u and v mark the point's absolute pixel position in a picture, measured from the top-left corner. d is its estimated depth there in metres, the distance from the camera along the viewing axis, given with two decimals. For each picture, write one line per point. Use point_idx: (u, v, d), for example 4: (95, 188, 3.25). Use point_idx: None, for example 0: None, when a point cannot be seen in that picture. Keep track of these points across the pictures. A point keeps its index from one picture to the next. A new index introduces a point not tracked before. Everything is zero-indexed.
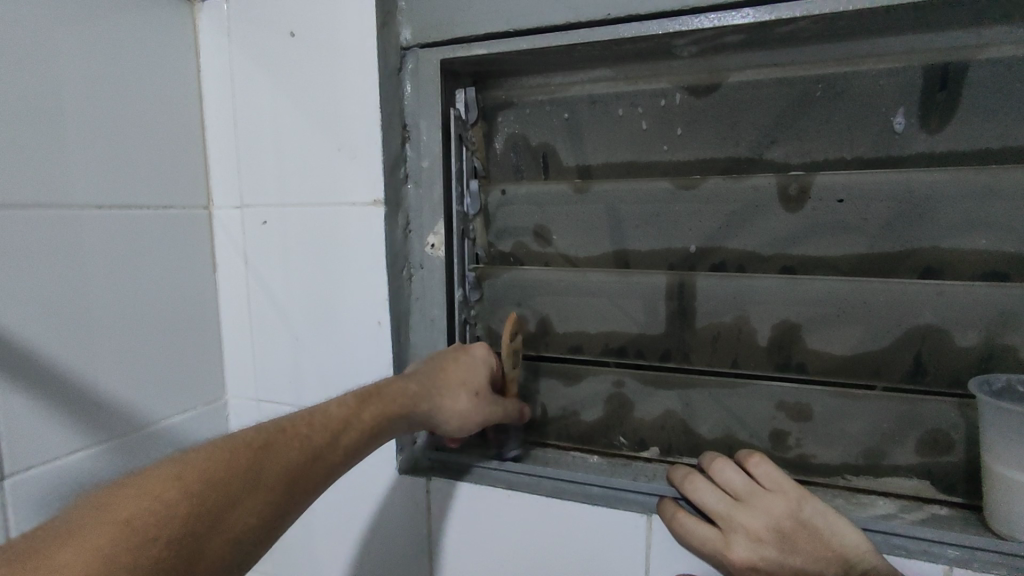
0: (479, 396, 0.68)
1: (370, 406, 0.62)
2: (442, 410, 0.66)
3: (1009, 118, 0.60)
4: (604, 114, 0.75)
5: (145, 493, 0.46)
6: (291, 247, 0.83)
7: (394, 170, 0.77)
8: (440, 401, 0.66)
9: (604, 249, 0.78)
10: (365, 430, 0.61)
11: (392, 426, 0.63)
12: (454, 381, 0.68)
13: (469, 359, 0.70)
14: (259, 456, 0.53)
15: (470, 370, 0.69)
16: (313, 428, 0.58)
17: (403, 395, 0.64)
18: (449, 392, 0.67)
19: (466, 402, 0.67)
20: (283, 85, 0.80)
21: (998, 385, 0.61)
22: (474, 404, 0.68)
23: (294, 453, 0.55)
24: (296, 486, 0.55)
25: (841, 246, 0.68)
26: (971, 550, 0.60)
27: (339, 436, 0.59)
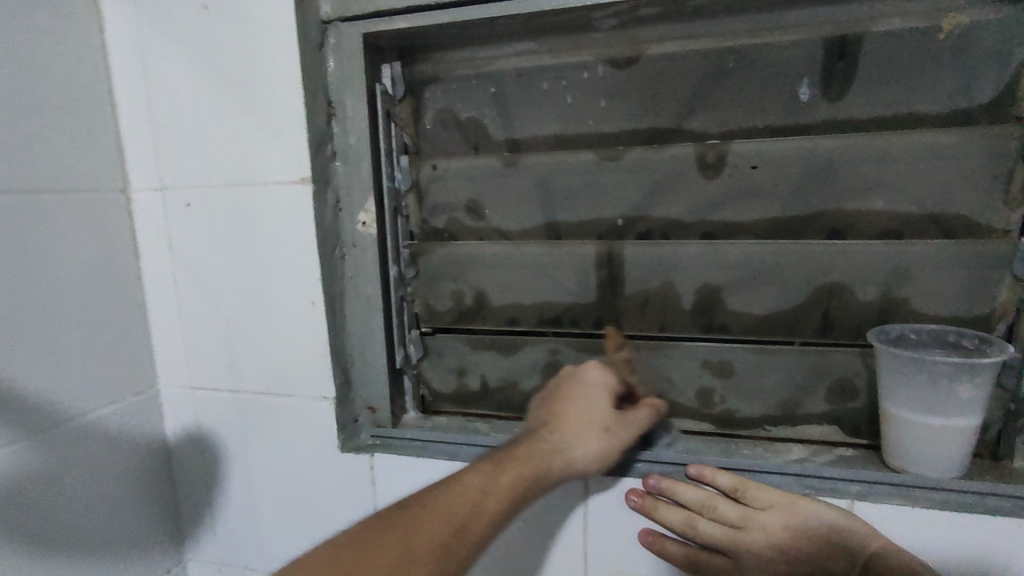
0: (610, 431, 0.67)
1: (498, 474, 0.62)
2: (578, 456, 0.66)
3: (899, 87, 0.65)
4: (530, 88, 0.76)
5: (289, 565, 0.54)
6: (218, 230, 0.81)
7: (320, 147, 0.76)
8: (567, 448, 0.66)
9: (535, 221, 0.79)
10: (510, 491, 0.62)
11: (537, 486, 0.63)
12: (578, 424, 0.67)
13: (586, 394, 0.70)
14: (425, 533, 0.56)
15: (591, 407, 0.68)
16: (466, 494, 0.61)
17: (532, 453, 0.65)
18: (580, 435, 0.66)
19: (603, 437, 0.67)
20: (199, 61, 0.77)
21: (893, 333, 0.67)
22: (606, 440, 0.67)
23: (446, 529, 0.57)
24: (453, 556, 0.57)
25: (756, 211, 0.71)
26: (870, 485, 0.65)
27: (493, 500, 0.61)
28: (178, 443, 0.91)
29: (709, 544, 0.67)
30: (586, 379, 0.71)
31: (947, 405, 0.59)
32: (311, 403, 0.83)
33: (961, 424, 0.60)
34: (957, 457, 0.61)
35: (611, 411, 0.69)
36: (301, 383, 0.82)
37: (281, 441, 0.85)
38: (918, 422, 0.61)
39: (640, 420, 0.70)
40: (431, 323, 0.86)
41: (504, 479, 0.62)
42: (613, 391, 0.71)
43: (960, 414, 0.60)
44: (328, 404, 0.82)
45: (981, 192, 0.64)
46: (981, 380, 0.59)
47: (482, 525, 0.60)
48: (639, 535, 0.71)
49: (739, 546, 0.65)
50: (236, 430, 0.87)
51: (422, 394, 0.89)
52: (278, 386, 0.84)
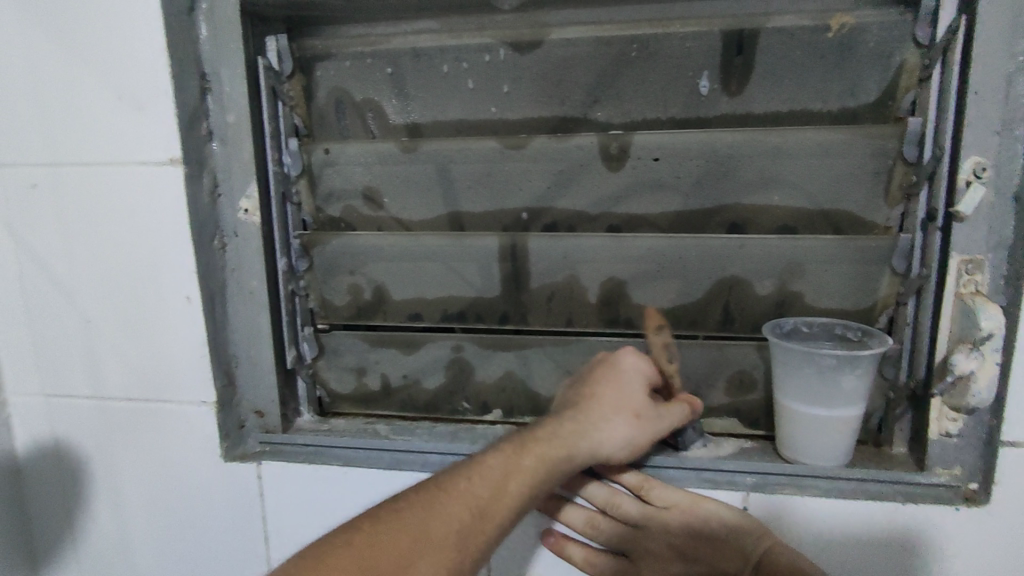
0: (640, 418, 0.63)
1: (524, 455, 0.59)
2: (603, 442, 0.62)
3: (791, 83, 0.66)
4: (429, 69, 0.71)
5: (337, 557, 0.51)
6: (73, 215, 0.71)
7: (193, 125, 0.68)
8: (596, 432, 0.62)
9: (437, 211, 0.75)
10: (534, 474, 0.59)
11: (559, 467, 0.59)
12: (604, 407, 0.63)
13: (619, 381, 0.65)
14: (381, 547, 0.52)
15: (636, 387, 0.65)
16: (472, 493, 0.56)
17: (552, 434, 0.61)
18: (605, 419, 0.62)
19: (636, 421, 0.63)
20: (44, 20, 0.67)
21: (787, 327, 0.69)
22: (636, 426, 0.63)
23: (408, 541, 0.53)
24: (468, 542, 0.54)
25: (659, 204, 0.71)
26: (763, 475, 0.66)
27: (510, 489, 0.58)
28: (28, 458, 0.80)
29: (613, 546, 0.66)
30: (622, 362, 0.66)
31: (833, 398, 0.61)
32: (188, 409, 0.74)
33: (846, 415, 0.62)
34: (842, 447, 0.63)
35: (645, 398, 0.65)
36: (176, 388, 0.74)
37: (156, 451, 0.77)
38: (807, 413, 0.63)
39: (671, 417, 0.65)
40: (328, 320, 0.80)
41: (531, 461, 0.59)
42: (647, 379, 0.66)
43: (844, 405, 0.61)
44: (209, 408, 0.74)
45: (865, 189, 0.66)
46: (864, 372, 0.60)
47: (501, 513, 0.57)
48: (542, 535, 0.69)
49: (639, 547, 0.65)
50: (101, 442, 0.78)
51: (318, 395, 0.82)
52: (150, 390, 0.75)
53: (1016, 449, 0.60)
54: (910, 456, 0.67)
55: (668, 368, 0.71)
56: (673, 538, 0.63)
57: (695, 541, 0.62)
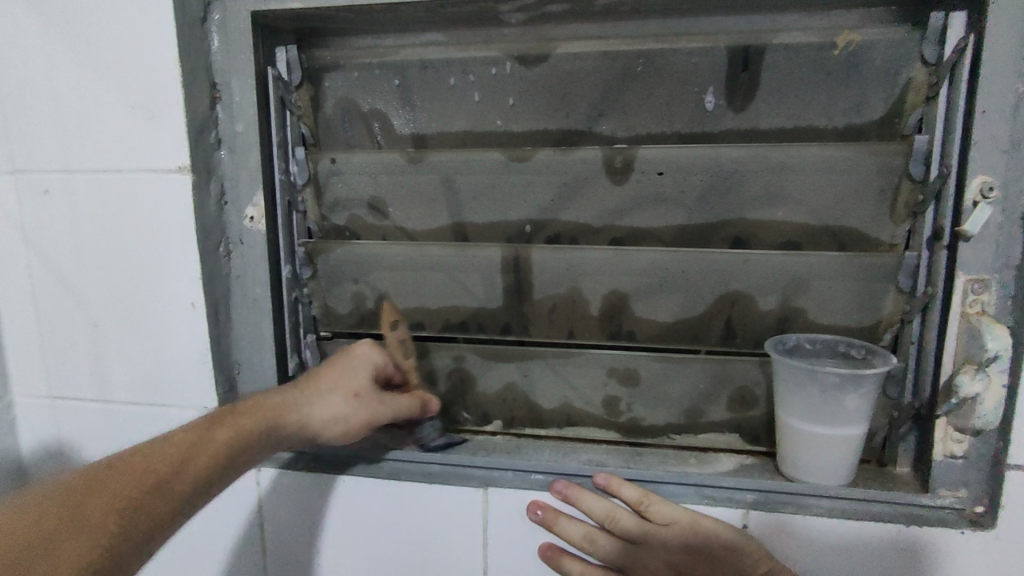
0: (359, 398, 0.65)
1: (226, 423, 0.58)
2: (312, 419, 0.62)
3: (797, 100, 0.66)
4: (436, 81, 0.72)
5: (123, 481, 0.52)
6: (82, 220, 0.72)
7: (202, 133, 0.69)
8: (308, 408, 0.62)
9: (441, 222, 0.76)
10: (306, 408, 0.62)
11: (255, 441, 0.59)
12: (326, 386, 0.64)
13: (349, 364, 0.66)
14: (176, 464, 0.54)
15: (347, 372, 0.65)
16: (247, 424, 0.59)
17: (275, 411, 0.61)
18: (322, 397, 0.63)
19: (348, 400, 0.64)
20: (59, 28, 0.68)
21: (790, 343, 0.69)
22: (354, 407, 0.64)
23: (170, 462, 0.54)
24: (179, 475, 0.54)
25: (663, 218, 0.71)
26: (766, 494, 0.65)
27: (288, 418, 0.61)
28: (32, 458, 0.81)
29: (609, 561, 0.65)
30: (356, 351, 0.68)
31: (834, 416, 0.60)
32: (190, 414, 0.75)
33: (848, 435, 0.61)
34: (844, 467, 0.63)
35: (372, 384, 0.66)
36: (178, 393, 0.75)
37: None
38: (809, 431, 0.62)
39: (398, 408, 0.68)
40: (331, 327, 0.81)
41: (230, 434, 0.58)
42: (378, 366, 0.68)
43: (847, 424, 0.61)
44: (210, 414, 0.74)
45: (871, 207, 0.66)
46: (867, 392, 0.60)
47: (199, 466, 0.55)
48: (539, 550, 0.68)
49: (636, 563, 0.64)
50: (103, 445, 0.78)
51: None
52: (153, 395, 0.75)
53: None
54: (913, 477, 0.66)
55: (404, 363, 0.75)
56: (671, 555, 0.62)
57: (694, 560, 0.61)
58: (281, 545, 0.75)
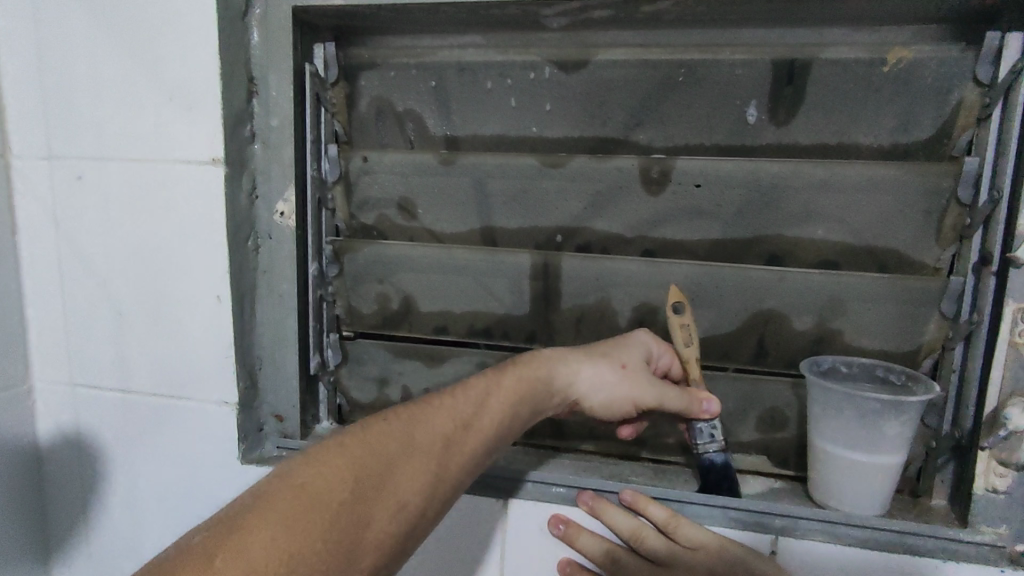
0: (627, 368, 0.61)
1: (511, 378, 0.57)
2: (578, 384, 0.60)
3: (842, 116, 0.64)
4: (473, 84, 0.71)
5: (324, 476, 0.46)
6: (113, 209, 0.72)
7: (237, 126, 0.69)
8: (575, 378, 0.60)
9: (471, 225, 0.75)
10: (507, 400, 0.55)
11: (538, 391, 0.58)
12: (609, 356, 0.62)
13: (626, 342, 0.64)
14: (366, 458, 0.47)
15: (643, 354, 0.63)
16: (457, 407, 0.53)
17: (533, 393, 0.57)
18: (590, 363, 0.61)
19: (618, 370, 0.61)
20: (103, 16, 0.68)
21: (825, 365, 0.66)
22: (622, 373, 0.61)
23: (435, 447, 0.50)
24: (450, 465, 0.50)
25: (697, 231, 0.69)
26: (795, 519, 0.63)
27: (485, 414, 0.54)
28: (50, 445, 0.81)
29: None
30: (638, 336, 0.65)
31: (874, 443, 0.58)
32: (210, 409, 0.74)
33: (888, 464, 0.59)
34: (882, 496, 0.60)
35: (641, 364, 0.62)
36: (199, 386, 0.74)
37: (173, 448, 0.76)
38: (846, 458, 0.60)
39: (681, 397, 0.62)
40: (353, 327, 0.80)
41: (503, 401, 0.55)
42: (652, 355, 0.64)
43: (887, 453, 0.58)
44: (230, 409, 0.73)
45: (915, 228, 0.64)
46: (908, 420, 0.58)
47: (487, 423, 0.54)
48: (558, 564, 0.67)
49: None
50: (121, 435, 0.78)
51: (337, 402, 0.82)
52: (174, 387, 0.75)
53: None
54: (950, 510, 0.63)
55: (684, 352, 0.64)
56: None
57: None
58: None
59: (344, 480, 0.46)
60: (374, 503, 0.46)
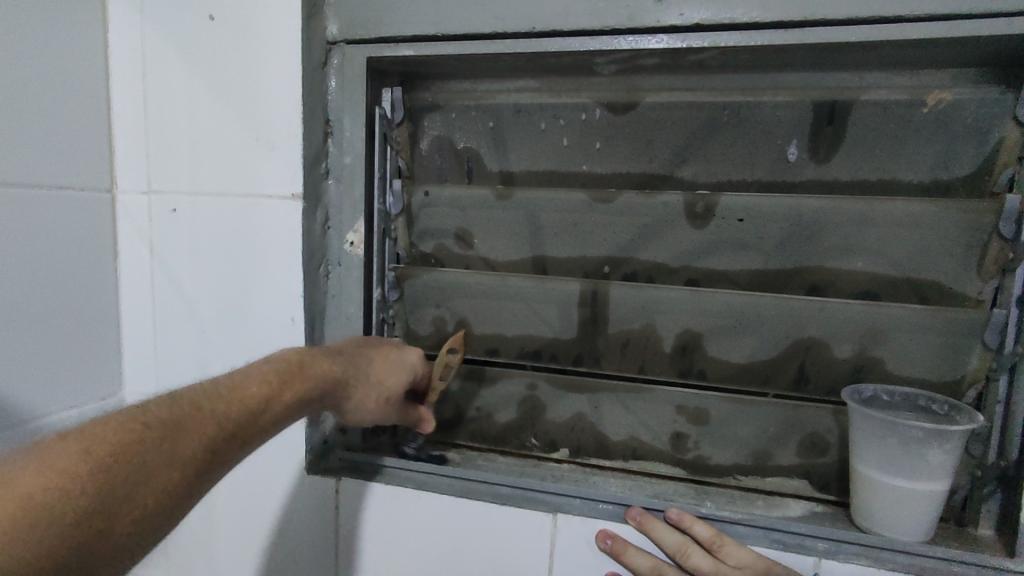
0: (388, 401, 0.66)
1: (293, 384, 0.58)
2: (351, 407, 0.64)
3: (882, 154, 0.67)
4: (527, 124, 0.77)
5: (77, 448, 0.45)
6: (201, 237, 0.80)
7: (314, 164, 0.76)
8: (349, 397, 0.63)
9: (523, 254, 0.80)
10: (277, 414, 0.56)
11: (310, 405, 0.60)
12: (395, 380, 0.67)
13: (396, 366, 0.68)
14: (157, 444, 0.48)
15: (405, 377, 0.68)
16: (230, 411, 0.53)
17: (313, 400, 0.60)
18: (365, 385, 0.64)
19: (377, 402, 0.65)
20: (200, 67, 0.77)
21: (868, 393, 0.68)
22: (381, 408, 0.66)
23: (189, 444, 0.50)
24: (213, 459, 0.51)
25: (740, 262, 0.73)
26: (837, 542, 0.65)
27: (267, 414, 0.56)
28: None
29: None
30: (407, 354, 0.70)
31: (916, 471, 0.60)
32: None
33: (933, 492, 0.60)
34: (926, 524, 0.62)
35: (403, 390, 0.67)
36: None
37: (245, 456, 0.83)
38: (889, 484, 0.62)
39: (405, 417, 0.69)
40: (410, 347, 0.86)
41: (292, 399, 0.57)
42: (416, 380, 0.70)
43: (931, 481, 0.60)
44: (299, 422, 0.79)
45: (956, 261, 0.66)
46: (953, 450, 0.59)
47: (261, 426, 0.55)
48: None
49: None
50: None
51: None
52: None
53: None
54: (998, 540, 0.64)
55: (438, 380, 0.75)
56: None
57: None
58: (354, 552, 0.79)
59: (96, 471, 0.45)
60: (127, 497, 0.46)
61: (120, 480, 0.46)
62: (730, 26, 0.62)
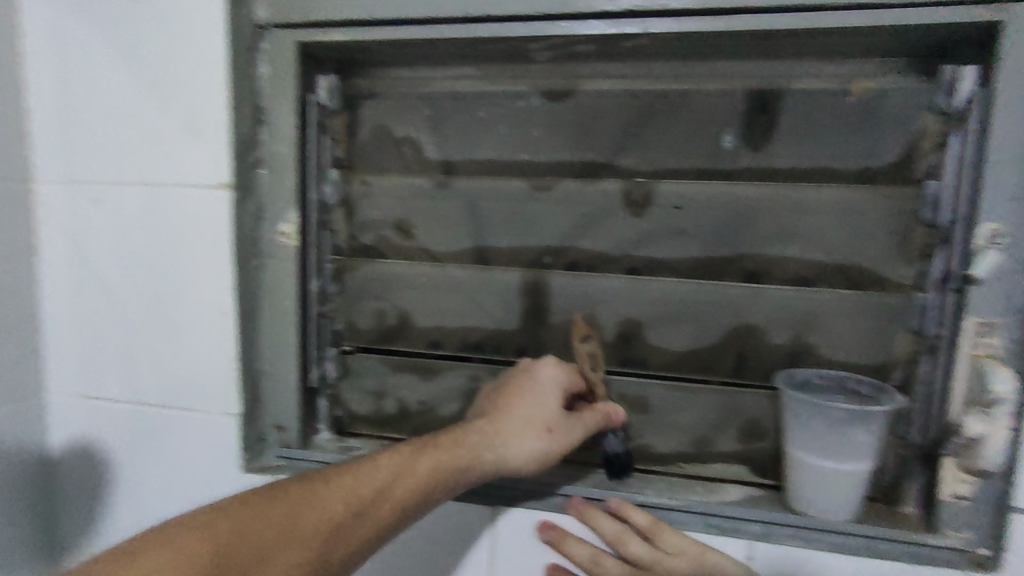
0: (550, 432, 0.65)
1: (433, 454, 0.61)
2: (512, 456, 0.63)
3: (813, 142, 0.69)
4: (466, 112, 0.76)
5: (199, 526, 0.54)
6: (127, 230, 0.76)
7: (244, 154, 0.73)
8: (505, 448, 0.64)
9: (464, 245, 0.79)
10: (421, 482, 0.60)
11: (456, 472, 0.61)
12: (517, 421, 0.65)
13: (534, 394, 0.67)
14: (258, 543, 0.54)
15: (556, 396, 0.66)
16: (355, 491, 0.59)
17: (460, 461, 0.61)
18: (519, 430, 0.65)
19: (540, 437, 0.64)
20: (122, 51, 0.73)
21: (800, 377, 0.69)
22: (545, 441, 0.64)
23: (279, 537, 0.55)
24: (330, 548, 0.56)
25: (680, 250, 0.73)
26: (770, 525, 0.66)
27: (387, 498, 0.59)
28: (61, 456, 0.84)
29: None
30: (548, 369, 0.68)
31: (842, 451, 0.61)
32: (214, 419, 0.78)
33: (857, 470, 0.62)
34: (852, 502, 0.63)
35: (560, 411, 0.66)
36: (203, 397, 0.78)
37: (179, 457, 0.80)
38: (817, 466, 0.63)
39: (584, 424, 0.67)
40: (352, 342, 0.83)
41: (431, 465, 0.61)
42: (563, 393, 0.67)
43: (856, 460, 0.62)
44: (233, 419, 0.77)
45: (882, 247, 0.68)
46: (875, 428, 0.61)
47: (390, 506, 0.59)
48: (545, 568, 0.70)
49: None
50: (130, 445, 0.81)
51: (338, 415, 0.84)
52: (178, 399, 0.79)
53: None
54: (921, 517, 0.66)
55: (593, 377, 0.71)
56: None
57: None
58: None
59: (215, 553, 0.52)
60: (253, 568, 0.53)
61: (239, 560, 0.52)
62: (661, 13, 0.63)
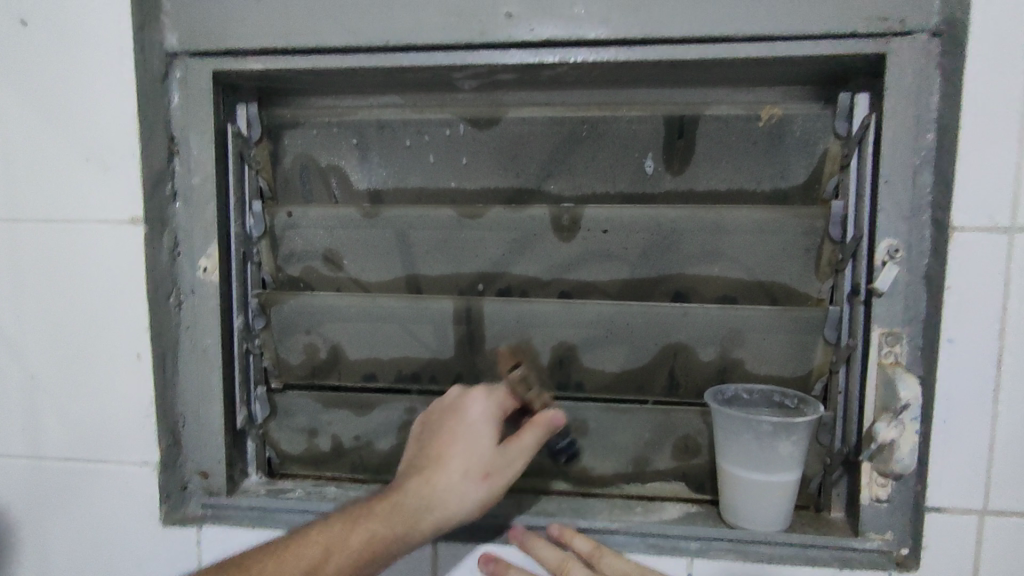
0: (485, 478, 0.61)
1: (364, 523, 0.59)
2: (447, 511, 0.60)
3: (727, 165, 0.72)
4: (392, 141, 0.76)
5: None
6: (23, 268, 0.71)
7: (156, 187, 0.70)
8: (439, 504, 0.60)
9: (396, 273, 0.78)
10: (355, 552, 0.58)
11: (389, 537, 0.59)
12: (446, 472, 0.61)
13: (462, 439, 0.62)
14: None
15: (486, 438, 0.62)
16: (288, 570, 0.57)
17: (390, 528, 0.59)
18: (450, 482, 0.60)
19: (473, 488, 0.60)
20: (17, 79, 0.70)
21: (729, 392, 0.71)
22: (479, 490, 0.61)
23: None
24: None
25: (609, 273, 0.74)
26: (707, 541, 0.67)
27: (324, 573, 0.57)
28: None
29: None
30: (469, 409, 0.64)
31: (769, 463, 0.63)
32: (128, 470, 0.73)
33: (787, 481, 0.64)
34: (784, 513, 0.65)
35: (490, 455, 0.62)
36: (115, 445, 0.72)
37: (87, 512, 0.74)
38: (748, 479, 0.64)
39: (519, 458, 0.62)
40: (282, 379, 0.80)
41: (366, 536, 0.59)
42: (493, 427, 0.63)
43: (784, 471, 0.63)
44: (151, 470, 0.72)
45: (797, 264, 0.71)
46: (799, 439, 0.63)
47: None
48: None
49: None
50: (31, 503, 0.75)
51: (268, 455, 0.80)
52: (88, 451, 0.73)
53: (941, 515, 0.62)
54: (846, 521, 0.69)
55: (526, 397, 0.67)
56: None
57: None
58: None
59: None
60: None
61: None
62: (579, 43, 0.64)
